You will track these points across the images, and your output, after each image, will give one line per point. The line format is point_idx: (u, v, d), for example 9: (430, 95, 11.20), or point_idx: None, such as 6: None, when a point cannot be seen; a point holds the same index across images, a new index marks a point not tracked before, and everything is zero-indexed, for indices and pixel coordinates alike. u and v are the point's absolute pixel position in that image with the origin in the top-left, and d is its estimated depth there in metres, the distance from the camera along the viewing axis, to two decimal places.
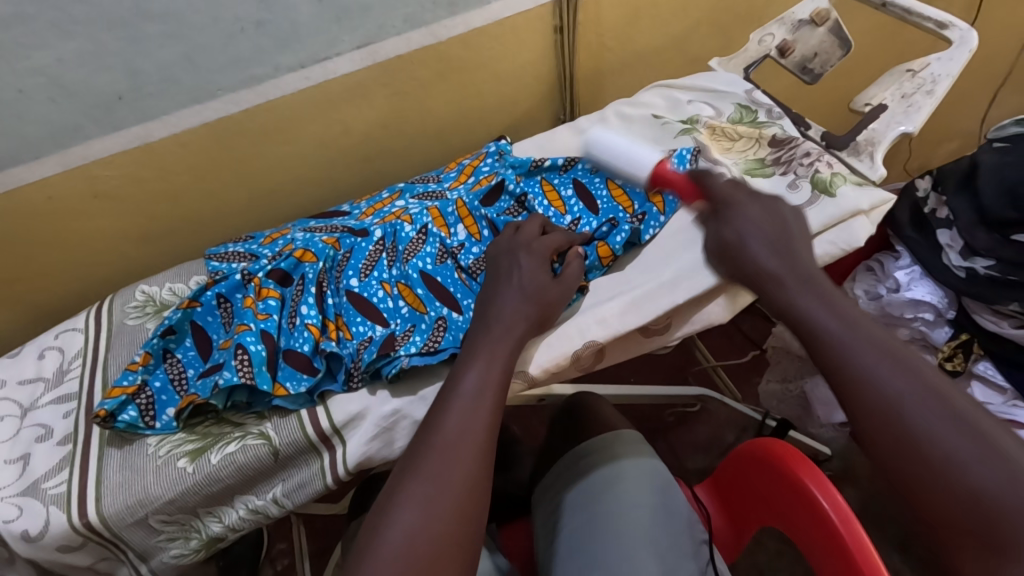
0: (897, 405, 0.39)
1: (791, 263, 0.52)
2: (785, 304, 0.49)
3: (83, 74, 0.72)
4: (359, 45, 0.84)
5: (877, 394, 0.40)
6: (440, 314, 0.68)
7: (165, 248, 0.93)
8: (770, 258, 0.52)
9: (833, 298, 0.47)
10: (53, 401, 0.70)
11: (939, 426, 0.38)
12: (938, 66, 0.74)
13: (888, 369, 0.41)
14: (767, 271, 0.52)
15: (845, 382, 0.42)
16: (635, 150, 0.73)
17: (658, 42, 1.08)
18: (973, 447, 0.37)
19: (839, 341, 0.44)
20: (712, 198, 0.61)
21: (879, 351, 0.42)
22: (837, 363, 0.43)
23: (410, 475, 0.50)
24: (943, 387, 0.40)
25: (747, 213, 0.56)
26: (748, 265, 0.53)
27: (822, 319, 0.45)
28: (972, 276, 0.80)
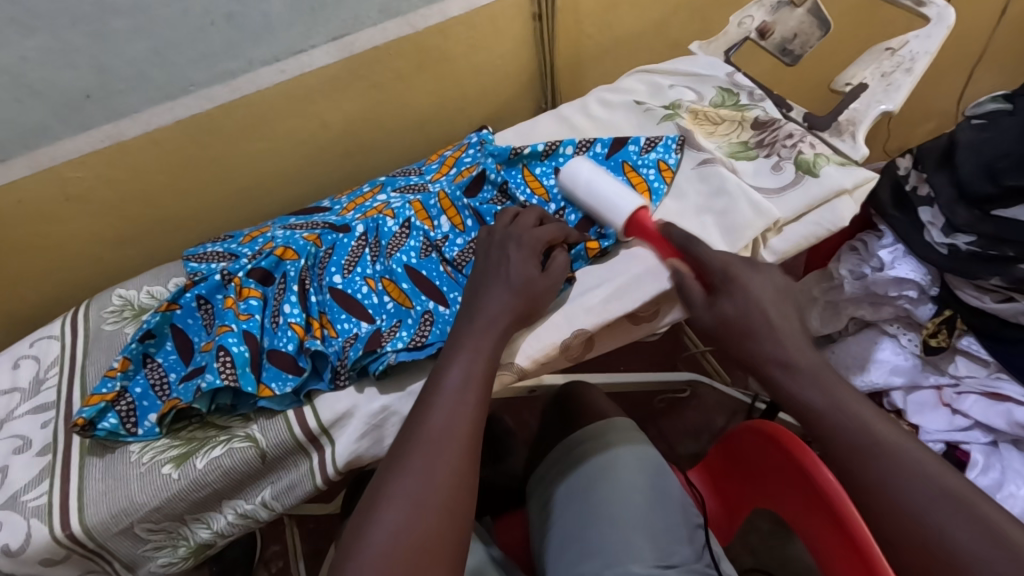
0: (925, 517, 0.45)
1: (835, 392, 0.51)
2: (803, 414, 0.52)
3: (47, 72, 0.69)
4: (335, 37, 0.83)
5: (928, 516, 0.44)
6: (426, 308, 0.67)
7: (142, 250, 0.90)
8: (816, 388, 0.52)
9: (864, 415, 0.50)
10: (30, 411, 0.68)
11: (951, 519, 0.44)
12: (916, 44, 0.74)
13: (918, 485, 0.46)
14: (808, 399, 0.51)
15: (891, 507, 0.46)
16: (611, 196, 0.71)
17: (637, 29, 1.07)
18: (972, 530, 0.43)
19: (869, 461, 0.47)
20: (731, 302, 0.58)
21: (915, 468, 0.46)
22: (869, 480, 0.47)
23: (395, 474, 0.50)
24: (956, 483, 0.45)
25: (749, 286, 0.58)
26: (796, 396, 0.52)
27: (847, 433, 0.49)
28: (953, 252, 0.80)
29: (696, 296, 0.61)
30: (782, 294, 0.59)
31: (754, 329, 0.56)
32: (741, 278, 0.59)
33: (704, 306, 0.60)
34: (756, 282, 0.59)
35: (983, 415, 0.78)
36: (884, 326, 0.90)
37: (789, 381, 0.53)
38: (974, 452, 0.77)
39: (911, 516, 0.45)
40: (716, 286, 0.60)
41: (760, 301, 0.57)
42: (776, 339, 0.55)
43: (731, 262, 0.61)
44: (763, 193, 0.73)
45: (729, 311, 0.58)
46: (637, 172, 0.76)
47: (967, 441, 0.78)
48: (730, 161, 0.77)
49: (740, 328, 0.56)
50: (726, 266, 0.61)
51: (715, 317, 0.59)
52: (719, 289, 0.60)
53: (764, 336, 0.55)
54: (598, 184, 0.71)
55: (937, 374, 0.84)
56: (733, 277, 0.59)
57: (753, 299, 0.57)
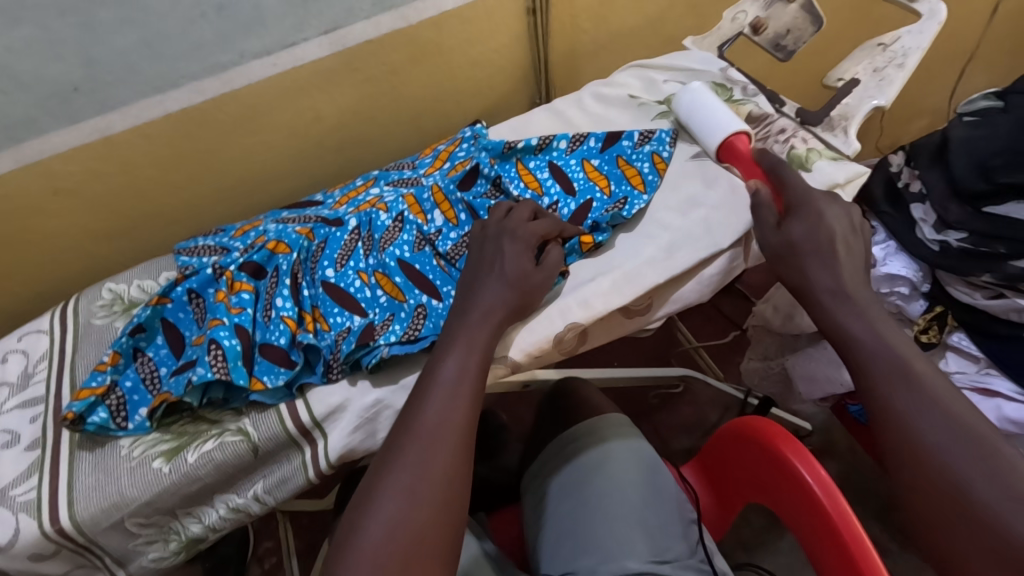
0: (954, 469, 0.45)
1: (875, 323, 0.54)
2: (850, 352, 0.54)
3: (34, 64, 0.68)
4: (328, 30, 0.82)
5: (953, 460, 0.46)
6: (420, 301, 0.67)
7: (133, 244, 0.90)
8: (918, 394, 0.48)
9: (909, 357, 0.51)
10: (19, 406, 0.67)
11: (968, 467, 0.45)
12: (909, 39, 0.75)
13: (935, 420, 0.47)
14: (854, 333, 0.54)
15: (912, 448, 0.47)
16: (720, 118, 0.75)
17: (632, 23, 1.07)
18: (991, 478, 0.44)
19: (899, 392, 0.49)
20: (800, 226, 0.61)
21: (941, 407, 0.48)
22: (893, 417, 0.49)
23: (390, 467, 0.50)
24: (985, 429, 0.46)
25: (824, 212, 0.62)
26: (838, 324, 0.55)
27: (882, 360, 0.51)
28: (945, 249, 0.81)
29: (768, 218, 0.64)
30: (851, 236, 0.61)
31: (799, 247, 0.60)
32: (818, 204, 0.62)
33: (773, 228, 0.63)
34: (832, 210, 0.62)
35: None
36: None
37: (836, 309, 0.56)
38: None
39: (940, 467, 0.46)
40: (794, 207, 0.63)
41: (832, 229, 0.60)
42: (830, 261, 0.58)
43: (811, 192, 0.64)
44: None
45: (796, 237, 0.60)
46: (631, 166, 0.77)
47: None
48: None
49: (790, 253, 0.60)
50: (806, 196, 0.63)
51: (784, 239, 0.61)
52: (788, 215, 0.63)
53: (817, 261, 0.59)
54: (704, 105, 0.77)
55: None
56: (797, 248, 0.60)
57: (823, 223, 0.61)
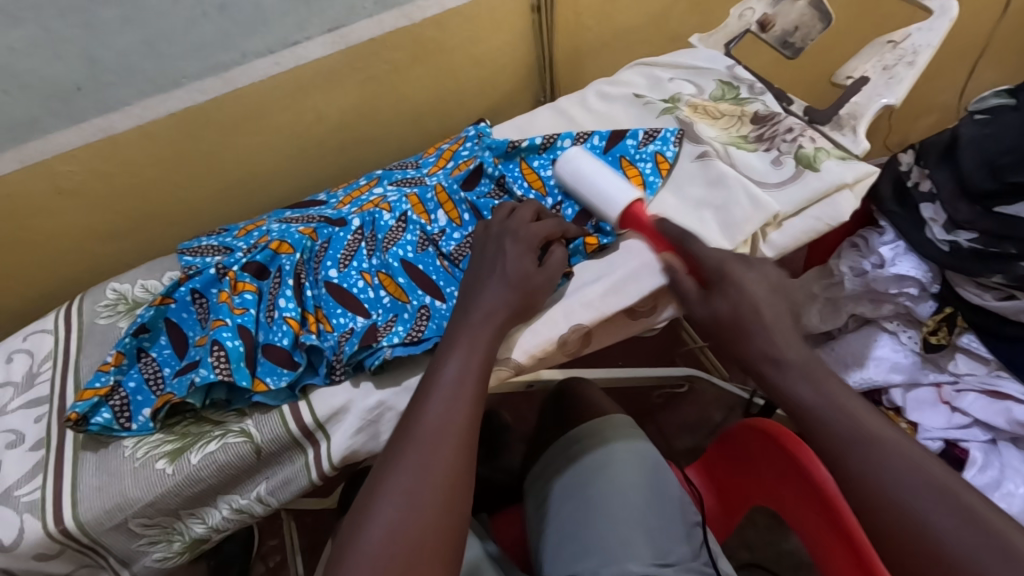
0: (931, 526, 0.41)
1: (824, 383, 0.48)
2: (796, 411, 0.48)
3: (36, 64, 0.68)
4: (330, 29, 0.82)
5: (928, 514, 0.41)
6: (423, 302, 0.67)
7: (136, 244, 0.90)
8: (807, 382, 0.48)
9: (858, 413, 0.46)
10: (23, 406, 0.67)
11: (945, 521, 0.40)
12: (919, 36, 0.73)
13: (907, 475, 0.42)
14: (798, 394, 0.48)
15: (885, 507, 0.42)
16: (613, 189, 0.71)
17: (637, 20, 1.06)
18: (955, 520, 0.40)
19: (853, 452, 0.44)
20: (725, 302, 0.55)
21: (912, 462, 0.43)
22: (851, 473, 0.44)
23: (390, 470, 0.49)
24: (937, 470, 0.42)
25: (744, 282, 0.55)
26: (786, 389, 0.49)
27: (839, 427, 0.45)
28: (955, 249, 0.80)
29: (689, 290, 0.59)
30: (781, 295, 0.55)
31: (746, 325, 0.52)
32: (735, 274, 0.57)
33: (698, 301, 0.58)
34: (750, 277, 0.56)
35: (982, 413, 0.78)
36: (884, 322, 0.89)
37: (779, 376, 0.50)
38: (972, 451, 0.77)
39: (915, 525, 0.41)
40: (714, 282, 0.57)
41: (754, 299, 0.54)
42: (764, 328, 0.52)
43: (727, 259, 0.58)
44: (762, 186, 0.72)
45: (725, 312, 0.54)
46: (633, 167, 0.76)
47: (966, 438, 0.78)
48: (730, 151, 0.76)
49: (733, 330, 0.53)
50: (721, 264, 0.58)
51: (709, 314, 0.56)
52: (714, 285, 0.57)
53: (747, 321, 0.52)
54: (601, 179, 0.71)
55: (937, 372, 0.84)
56: (727, 274, 0.56)
57: (746, 294, 0.54)
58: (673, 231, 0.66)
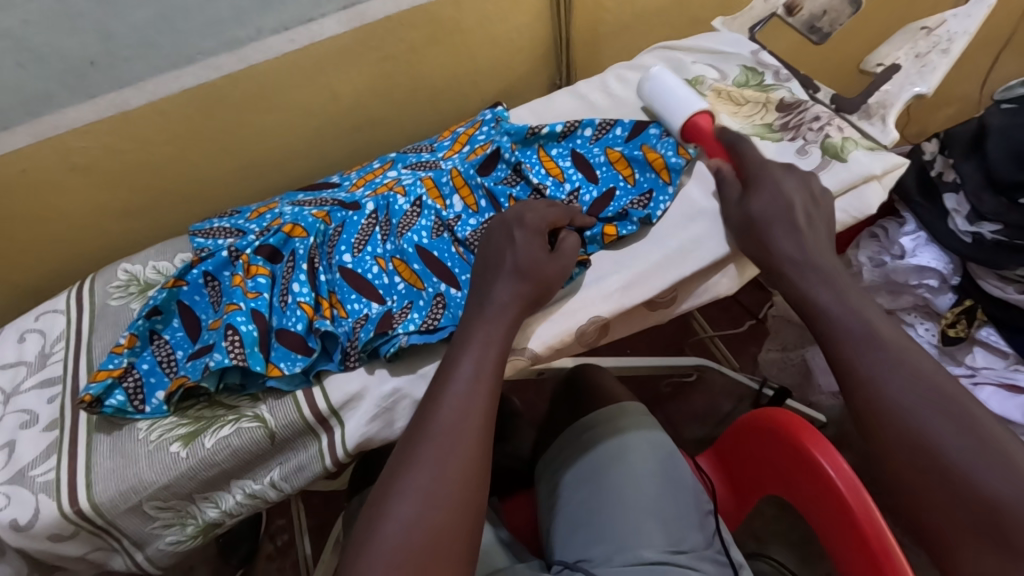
0: (934, 436, 0.47)
1: (845, 294, 0.57)
2: (814, 314, 0.58)
3: (50, 37, 0.67)
4: (346, 6, 0.80)
5: (929, 424, 0.48)
6: (438, 290, 0.66)
7: (147, 223, 0.89)
8: (825, 284, 0.59)
9: (874, 321, 0.55)
10: (36, 386, 0.67)
11: (952, 437, 0.47)
12: (955, 23, 0.71)
13: (900, 378, 0.51)
14: (826, 306, 0.57)
15: (875, 407, 0.50)
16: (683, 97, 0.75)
17: (657, 2, 1.03)
18: (956, 435, 0.47)
19: (862, 354, 0.53)
20: (761, 199, 0.66)
21: (910, 367, 0.51)
22: (860, 376, 0.52)
23: (408, 465, 0.49)
24: (955, 391, 0.50)
25: (779, 180, 0.66)
26: (806, 292, 0.59)
27: (850, 330, 0.55)
28: (979, 242, 0.79)
29: (732, 193, 0.69)
30: (817, 202, 0.66)
31: (768, 229, 0.64)
32: (775, 176, 0.67)
33: (737, 202, 0.68)
34: (788, 181, 0.66)
35: (1000, 407, 0.78)
36: (902, 314, 0.88)
37: (799, 278, 0.61)
38: None
39: (928, 442, 0.47)
40: (751, 181, 0.68)
41: (787, 195, 0.65)
42: (792, 230, 0.63)
43: (765, 166, 0.69)
44: None
45: (824, 266, 0.60)
46: (653, 150, 0.73)
47: None
48: (754, 141, 0.74)
49: (762, 224, 0.64)
50: (761, 167, 0.68)
51: (744, 213, 0.66)
52: (751, 186, 0.68)
53: (789, 238, 0.63)
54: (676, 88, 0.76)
55: (954, 365, 0.83)
56: (764, 176, 0.67)
57: (781, 191, 0.65)
58: (733, 135, 0.72)
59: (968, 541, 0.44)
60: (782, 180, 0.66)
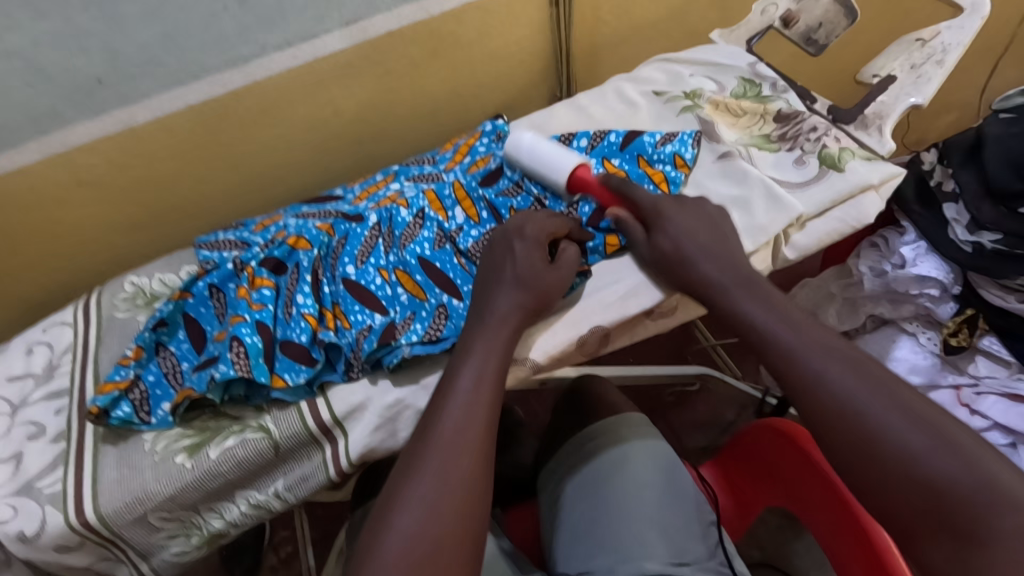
0: (873, 425, 0.47)
1: (772, 303, 0.58)
2: (744, 325, 0.58)
3: (57, 56, 0.68)
4: (348, 23, 0.81)
5: (869, 410, 0.48)
6: (440, 301, 0.67)
7: (152, 237, 0.90)
8: (759, 302, 0.58)
9: (803, 329, 0.55)
10: (44, 398, 0.68)
11: (897, 428, 0.47)
12: (949, 34, 0.72)
13: (851, 378, 0.50)
14: (749, 312, 0.58)
15: (825, 402, 0.50)
16: (555, 157, 0.72)
17: (655, 14, 1.05)
18: (915, 431, 0.46)
19: (800, 360, 0.53)
20: (665, 238, 0.65)
21: (852, 364, 0.51)
22: (803, 379, 0.52)
23: (409, 478, 0.49)
24: (902, 389, 0.49)
25: (677, 219, 0.66)
26: (734, 305, 0.59)
27: (780, 337, 0.55)
28: (978, 250, 0.79)
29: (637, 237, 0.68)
30: (718, 229, 0.65)
31: (690, 258, 0.63)
32: (668, 213, 0.67)
33: (645, 243, 0.67)
34: (682, 215, 0.66)
35: (1001, 416, 0.77)
36: (903, 323, 0.88)
37: (724, 295, 0.61)
38: None
39: (871, 432, 0.47)
40: (650, 223, 0.67)
41: (689, 230, 0.65)
42: (711, 257, 0.63)
43: (660, 201, 0.68)
44: (785, 186, 0.71)
45: (746, 276, 0.61)
46: (652, 167, 0.74)
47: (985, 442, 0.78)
48: (751, 152, 0.75)
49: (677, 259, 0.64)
50: (655, 204, 0.68)
51: (655, 253, 0.66)
52: (654, 221, 0.67)
53: (712, 263, 0.63)
54: (540, 147, 0.73)
55: (956, 374, 0.83)
56: (660, 213, 0.67)
57: (682, 228, 0.65)
58: (616, 180, 0.70)
59: (923, 525, 0.44)
60: (702, 204, 0.68)
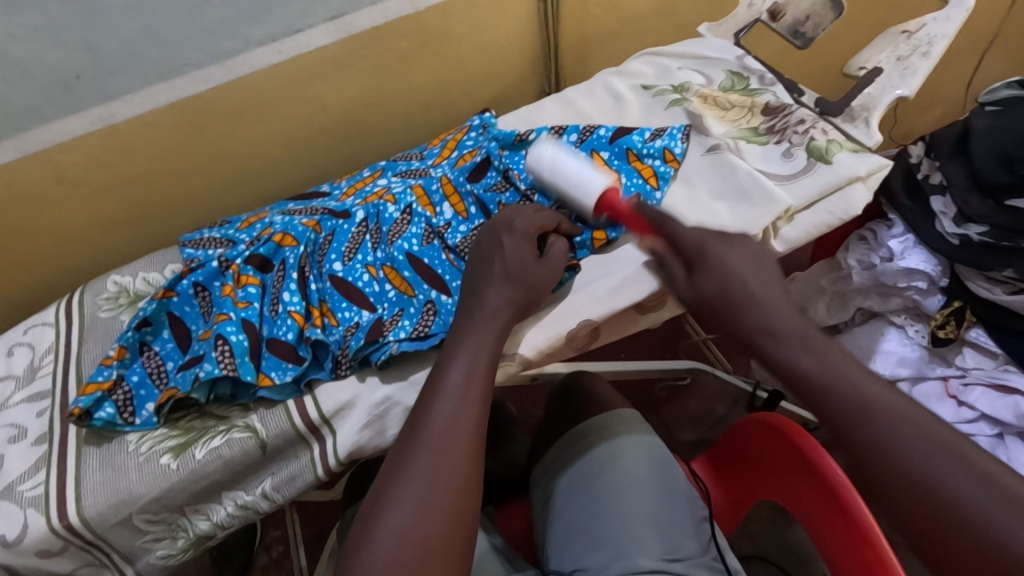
0: (943, 485, 0.42)
1: (826, 354, 0.49)
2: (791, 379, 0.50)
3: (35, 51, 0.67)
4: (333, 17, 0.80)
5: (940, 476, 0.42)
6: (429, 297, 0.66)
7: (136, 235, 0.89)
8: (807, 352, 0.50)
9: (860, 381, 0.47)
10: (25, 400, 0.66)
11: (969, 493, 0.41)
12: (935, 26, 0.72)
13: (918, 439, 0.44)
14: (802, 365, 0.49)
15: (887, 463, 0.44)
16: (585, 173, 0.67)
17: (644, 8, 1.04)
18: (984, 492, 0.41)
19: (859, 423, 0.45)
20: (709, 279, 0.56)
21: (914, 421, 0.44)
22: (866, 444, 0.45)
23: (398, 476, 0.49)
24: (953, 436, 0.44)
25: (725, 258, 0.57)
26: (783, 360, 0.50)
27: (840, 393, 0.47)
28: (964, 243, 0.80)
29: (677, 275, 0.61)
30: (762, 265, 0.57)
31: (734, 306, 0.54)
32: (716, 253, 0.58)
33: (684, 282, 0.60)
34: (730, 253, 0.57)
35: (990, 407, 0.77)
36: (891, 316, 0.88)
37: (773, 347, 0.51)
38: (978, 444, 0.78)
39: (941, 496, 0.42)
40: (693, 261, 0.59)
41: (737, 275, 0.55)
42: (755, 302, 0.53)
43: (704, 236, 0.60)
44: (773, 178, 0.71)
45: (792, 328, 0.51)
46: (641, 162, 0.74)
47: (972, 433, 0.78)
48: (739, 145, 0.75)
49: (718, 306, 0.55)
50: (699, 243, 0.59)
51: (696, 294, 0.58)
52: (698, 265, 0.58)
53: (755, 311, 0.53)
54: (566, 169, 0.67)
55: (944, 366, 0.84)
56: (708, 252, 0.58)
57: (729, 273, 0.56)
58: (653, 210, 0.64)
59: None
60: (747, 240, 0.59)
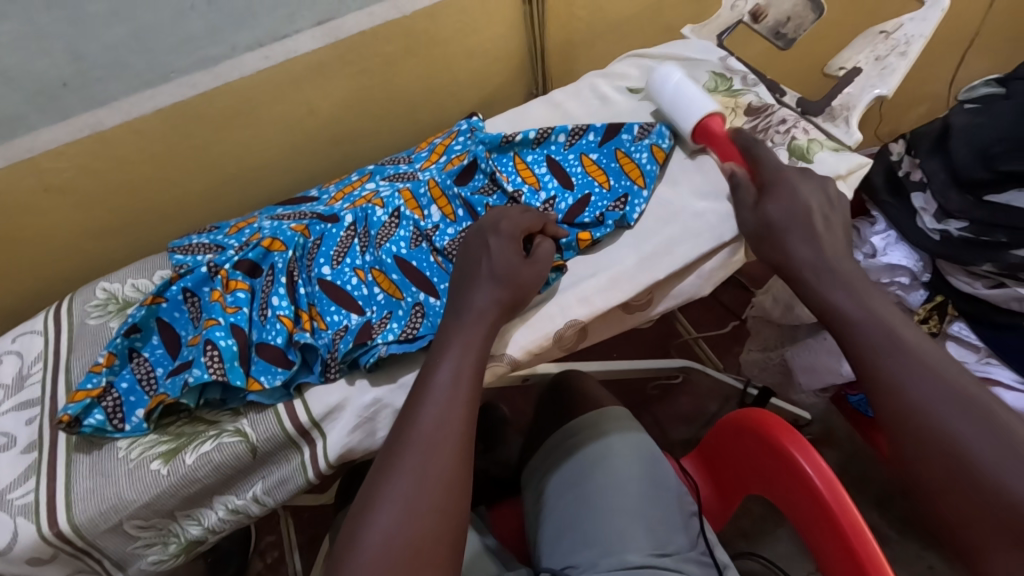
0: (952, 433, 0.47)
1: (870, 303, 0.56)
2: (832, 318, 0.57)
3: (20, 59, 0.67)
4: (320, 22, 0.80)
5: (947, 420, 0.48)
6: (417, 299, 0.67)
7: (125, 242, 0.89)
8: (849, 294, 0.57)
9: (892, 323, 0.54)
10: (14, 408, 0.66)
11: (979, 444, 0.46)
12: (911, 26, 0.73)
13: (925, 383, 0.50)
14: (841, 306, 0.57)
15: (893, 399, 0.50)
16: (692, 99, 0.76)
17: (629, 10, 1.05)
18: (993, 444, 0.46)
19: (883, 359, 0.52)
20: (778, 205, 0.65)
21: (926, 367, 0.50)
22: (883, 385, 0.51)
23: (387, 477, 0.49)
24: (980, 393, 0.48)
25: (797, 186, 0.65)
26: (821, 296, 0.58)
27: (869, 331, 0.54)
28: (945, 238, 0.81)
29: (747, 198, 0.68)
30: (830, 204, 0.65)
31: (777, 233, 0.63)
32: (791, 180, 0.66)
33: (751, 206, 0.67)
34: (804, 186, 0.65)
35: None
36: None
37: (830, 292, 0.58)
38: None
39: (946, 438, 0.47)
40: (768, 185, 0.67)
41: (806, 204, 0.64)
42: (810, 234, 0.61)
43: (784, 171, 0.67)
44: None
45: (843, 270, 0.59)
46: (630, 158, 0.76)
47: None
48: None
49: (769, 229, 0.64)
50: (778, 172, 0.67)
51: (761, 220, 0.66)
52: (770, 189, 0.67)
53: (806, 244, 0.61)
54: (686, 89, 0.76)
55: None
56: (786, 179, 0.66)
57: (798, 195, 0.64)
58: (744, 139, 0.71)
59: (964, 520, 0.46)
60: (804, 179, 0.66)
